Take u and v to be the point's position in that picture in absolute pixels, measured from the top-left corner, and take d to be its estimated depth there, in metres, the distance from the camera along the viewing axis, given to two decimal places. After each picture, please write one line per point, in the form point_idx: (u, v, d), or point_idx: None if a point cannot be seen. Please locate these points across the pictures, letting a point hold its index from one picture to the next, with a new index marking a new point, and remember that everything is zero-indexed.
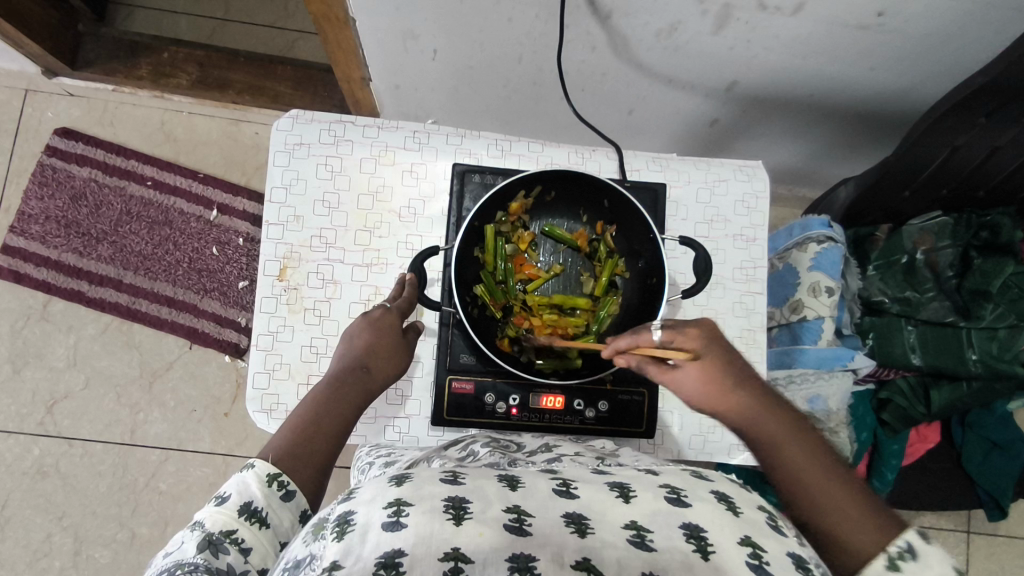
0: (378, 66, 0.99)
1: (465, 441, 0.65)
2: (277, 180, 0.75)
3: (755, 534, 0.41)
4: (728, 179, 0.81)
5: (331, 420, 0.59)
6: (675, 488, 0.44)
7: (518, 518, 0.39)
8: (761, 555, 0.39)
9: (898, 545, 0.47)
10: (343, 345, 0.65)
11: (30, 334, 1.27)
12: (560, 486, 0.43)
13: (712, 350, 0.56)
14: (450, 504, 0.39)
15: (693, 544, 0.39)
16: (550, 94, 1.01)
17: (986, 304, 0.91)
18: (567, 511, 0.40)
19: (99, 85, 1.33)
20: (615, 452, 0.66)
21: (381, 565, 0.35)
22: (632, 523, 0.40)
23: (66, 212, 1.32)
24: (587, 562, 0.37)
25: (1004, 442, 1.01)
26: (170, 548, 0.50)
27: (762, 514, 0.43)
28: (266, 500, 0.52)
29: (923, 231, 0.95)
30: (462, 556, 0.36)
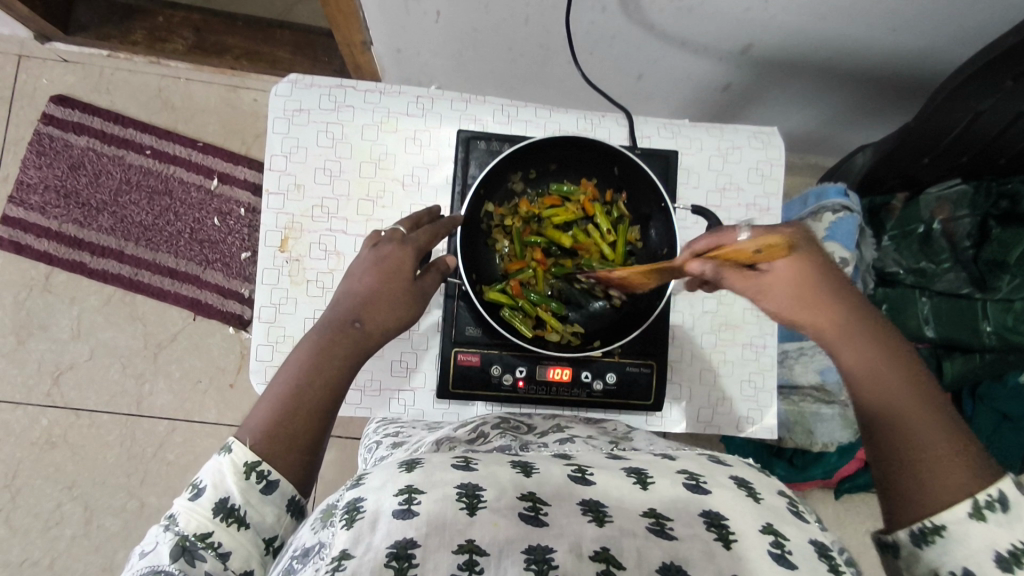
0: (379, 28, 0.95)
1: (474, 424, 0.64)
2: (277, 147, 0.73)
3: (776, 522, 0.40)
4: (742, 146, 0.78)
5: (320, 389, 0.55)
6: (693, 473, 0.43)
7: (533, 507, 0.39)
8: (784, 543, 0.38)
9: (990, 493, 0.43)
10: (346, 289, 0.61)
11: (33, 305, 1.27)
12: (575, 473, 0.42)
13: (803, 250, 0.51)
14: (463, 492, 0.38)
15: (714, 532, 0.38)
16: (558, 57, 0.98)
17: (1002, 275, 0.88)
18: (583, 498, 0.40)
19: (94, 51, 1.30)
20: (627, 434, 0.64)
21: (393, 556, 0.34)
22: (651, 511, 0.40)
23: (65, 182, 1.30)
24: (605, 553, 0.36)
25: (1015, 414, 0.98)
26: (144, 546, 0.48)
27: (783, 500, 0.43)
28: (244, 496, 0.50)
29: (941, 200, 0.92)
30: (476, 549, 0.35)
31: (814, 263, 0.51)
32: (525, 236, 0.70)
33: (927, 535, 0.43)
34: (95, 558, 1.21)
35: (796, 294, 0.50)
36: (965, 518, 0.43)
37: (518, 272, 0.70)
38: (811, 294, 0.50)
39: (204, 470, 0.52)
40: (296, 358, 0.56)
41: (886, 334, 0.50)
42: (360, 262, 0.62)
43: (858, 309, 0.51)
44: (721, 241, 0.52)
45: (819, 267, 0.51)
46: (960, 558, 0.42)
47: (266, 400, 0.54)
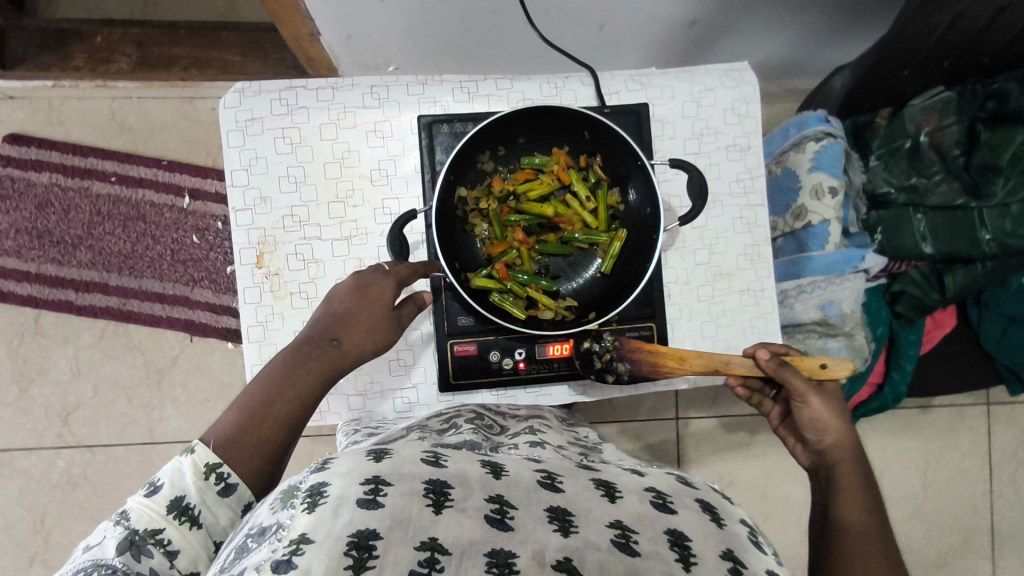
0: (322, 17, 0.92)
1: (450, 415, 0.64)
2: (235, 162, 0.70)
3: (737, 549, 0.47)
4: (715, 87, 0.75)
5: (288, 403, 0.58)
6: (661, 493, 0.51)
7: (501, 510, 0.43)
8: (742, 570, 0.45)
9: None
10: (325, 305, 0.63)
11: (28, 351, 1.26)
12: (545, 480, 0.48)
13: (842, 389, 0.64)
14: (430, 488, 0.42)
15: (677, 552, 0.44)
16: (513, 19, 0.95)
17: (996, 179, 0.85)
18: (551, 505, 0.45)
19: (39, 83, 1.25)
20: (597, 445, 0.67)
21: (353, 545, 0.37)
22: (618, 524, 0.45)
23: (35, 222, 1.27)
24: (567, 563, 0.40)
25: (1020, 315, 0.96)
26: (96, 537, 0.51)
27: (744, 529, 0.52)
28: (199, 496, 0.53)
29: (926, 109, 0.89)
30: (438, 547, 0.38)
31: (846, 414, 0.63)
32: (504, 214, 0.68)
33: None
34: None
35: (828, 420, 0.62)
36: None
37: (501, 252, 0.68)
38: (838, 425, 0.61)
39: (163, 470, 0.55)
40: (271, 370, 0.59)
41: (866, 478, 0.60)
42: (340, 287, 0.63)
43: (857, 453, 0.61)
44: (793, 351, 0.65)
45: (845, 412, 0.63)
46: None
47: (235, 405, 0.58)
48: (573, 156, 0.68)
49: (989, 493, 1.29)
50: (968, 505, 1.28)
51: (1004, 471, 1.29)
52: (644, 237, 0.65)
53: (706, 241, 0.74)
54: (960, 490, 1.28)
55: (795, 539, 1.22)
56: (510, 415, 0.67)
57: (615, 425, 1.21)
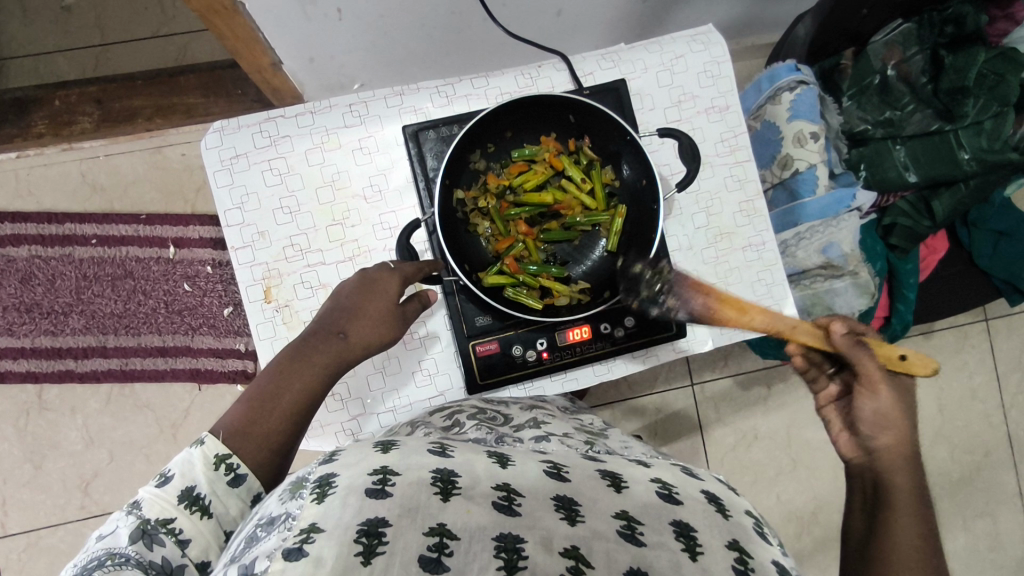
0: (282, 45, 0.91)
1: (452, 410, 0.64)
2: (227, 201, 0.70)
3: (742, 540, 0.47)
4: (685, 53, 0.76)
5: (297, 395, 0.58)
6: (666, 484, 0.51)
7: (508, 498, 0.43)
8: (747, 561, 0.44)
9: None
10: (332, 300, 0.63)
11: (36, 427, 1.24)
12: (551, 470, 0.49)
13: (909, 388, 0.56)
14: (438, 477, 0.43)
15: (683, 543, 0.44)
16: (472, 18, 0.95)
17: (967, 100, 0.88)
18: (557, 495, 0.45)
19: (3, 156, 1.23)
20: (602, 431, 0.66)
21: (364, 532, 0.37)
22: (624, 515, 0.45)
23: (22, 297, 1.25)
24: (574, 551, 0.40)
25: (1008, 229, 1.00)
26: (106, 528, 0.48)
27: (749, 520, 0.51)
28: (210, 486, 0.51)
29: (888, 44, 0.91)
30: (446, 532, 0.39)
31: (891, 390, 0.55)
32: (505, 208, 0.69)
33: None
34: None
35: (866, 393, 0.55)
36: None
37: (508, 246, 0.68)
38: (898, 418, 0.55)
39: (175, 461, 0.53)
40: (277, 362, 0.59)
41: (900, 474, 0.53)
42: (347, 283, 0.63)
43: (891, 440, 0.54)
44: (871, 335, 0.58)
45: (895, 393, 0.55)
46: None
47: (244, 397, 0.58)
48: (562, 142, 0.68)
49: (1002, 406, 1.32)
50: (984, 421, 1.31)
51: (1012, 381, 1.32)
52: (646, 210, 0.66)
53: (701, 204, 0.75)
54: (974, 407, 1.31)
55: (825, 482, 1.24)
56: (515, 405, 0.67)
57: (633, 401, 1.22)
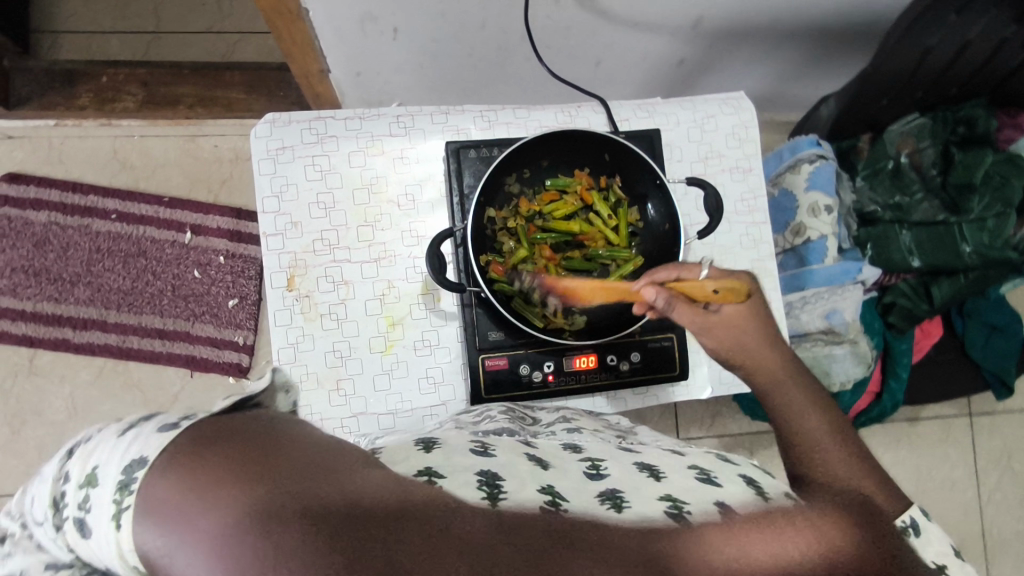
0: (336, 55, 0.96)
1: (481, 410, 0.65)
2: (266, 189, 0.72)
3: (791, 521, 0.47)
4: (716, 114, 0.81)
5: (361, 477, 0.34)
6: (705, 469, 0.51)
7: (553, 502, 0.41)
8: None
9: (906, 523, 0.61)
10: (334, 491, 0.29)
11: (22, 391, 1.23)
12: (590, 470, 0.48)
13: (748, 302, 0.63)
14: (483, 479, 0.43)
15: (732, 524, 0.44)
16: (518, 55, 1.01)
17: (972, 196, 0.92)
18: (599, 490, 0.44)
19: (41, 122, 1.26)
20: (630, 429, 0.67)
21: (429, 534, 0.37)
22: (668, 496, 0.44)
23: (32, 260, 1.26)
24: None
25: (1002, 323, 1.05)
26: (77, 444, 0.37)
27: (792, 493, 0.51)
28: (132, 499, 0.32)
29: (903, 134, 0.96)
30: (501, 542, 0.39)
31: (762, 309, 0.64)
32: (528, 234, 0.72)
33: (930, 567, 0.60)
34: None
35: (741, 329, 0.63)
36: (888, 535, 0.60)
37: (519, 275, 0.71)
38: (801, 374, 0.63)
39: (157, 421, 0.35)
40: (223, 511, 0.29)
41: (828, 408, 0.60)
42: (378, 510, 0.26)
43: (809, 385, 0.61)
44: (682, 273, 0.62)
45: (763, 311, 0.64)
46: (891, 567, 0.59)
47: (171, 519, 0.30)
48: (594, 179, 0.71)
49: (978, 501, 1.33)
50: (959, 514, 1.32)
51: (990, 477, 1.34)
52: (666, 250, 0.69)
53: (715, 257, 0.79)
54: (951, 499, 1.33)
55: None
56: (541, 409, 0.69)
57: None
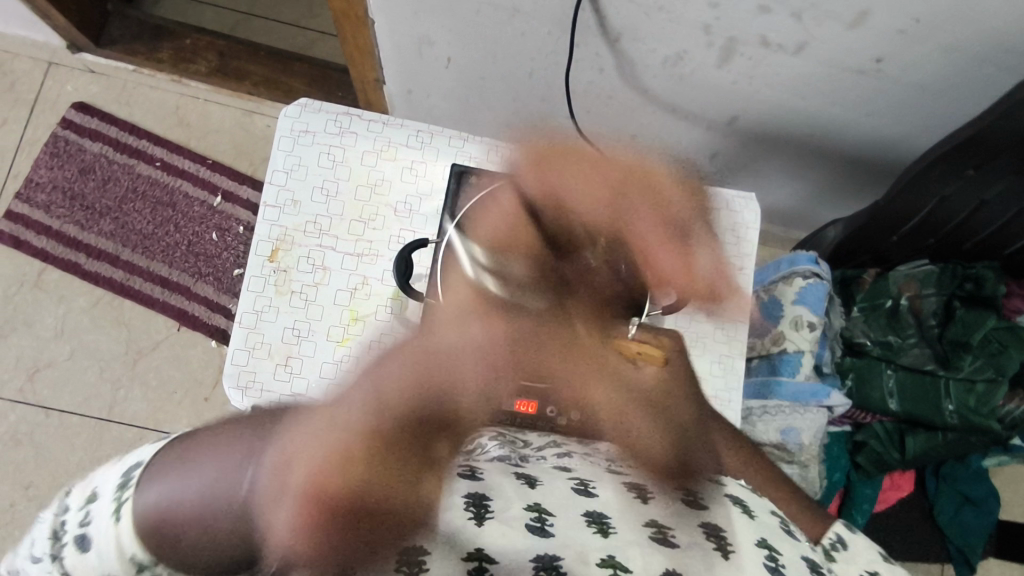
0: (391, 69, 1.02)
1: (476, 434, 0.67)
2: (279, 163, 0.77)
3: (769, 543, 0.55)
4: (721, 207, 0.82)
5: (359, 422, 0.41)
6: (660, 526, 0.51)
7: (540, 518, 0.47)
8: (777, 558, 0.54)
9: None
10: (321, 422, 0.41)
11: (21, 300, 1.28)
12: (579, 487, 0.52)
13: (668, 363, 0.69)
14: (471, 501, 0.45)
15: (714, 544, 0.51)
16: (557, 112, 1.05)
17: (966, 355, 0.91)
18: (588, 509, 0.49)
19: (121, 64, 1.36)
20: (614, 453, 0.68)
21: (404, 562, 0.40)
22: (654, 522, 0.50)
23: (72, 184, 1.34)
24: (612, 559, 0.46)
25: (975, 497, 1.02)
26: None
27: (764, 552, 0.53)
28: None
29: (909, 277, 0.95)
30: (485, 556, 0.43)
31: (678, 367, 0.70)
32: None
33: None
34: None
35: (662, 389, 0.66)
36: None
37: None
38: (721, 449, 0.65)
39: None
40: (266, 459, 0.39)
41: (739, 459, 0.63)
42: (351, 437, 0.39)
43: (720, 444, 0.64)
44: (618, 332, 0.67)
45: (672, 370, 0.69)
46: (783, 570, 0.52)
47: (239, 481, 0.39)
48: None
49: None
50: None
51: None
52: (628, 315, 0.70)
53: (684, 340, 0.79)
54: None
55: None
56: (530, 435, 0.68)
57: None
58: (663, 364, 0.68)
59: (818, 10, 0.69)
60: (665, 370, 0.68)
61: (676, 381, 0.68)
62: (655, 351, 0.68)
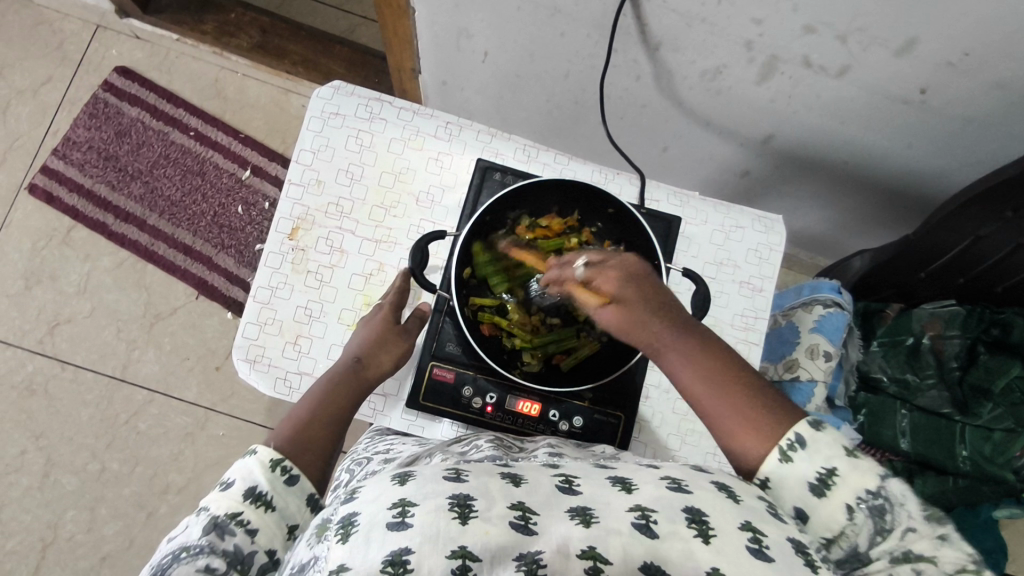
0: (427, 60, 1.02)
1: (469, 439, 0.64)
2: (307, 143, 0.77)
3: (755, 520, 0.42)
4: (746, 227, 0.81)
5: (360, 364, 0.65)
6: (675, 478, 0.46)
7: (523, 516, 0.41)
8: (762, 539, 0.41)
9: (789, 437, 0.48)
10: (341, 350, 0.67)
11: (48, 254, 1.30)
12: (562, 483, 0.45)
13: (628, 286, 0.56)
14: (455, 501, 0.41)
15: (695, 528, 0.41)
16: (590, 116, 1.04)
17: (985, 403, 0.90)
18: (571, 504, 0.43)
19: (165, 33, 1.38)
20: (614, 453, 0.63)
21: (388, 562, 0.37)
22: (637, 507, 0.42)
23: (108, 146, 1.36)
24: (592, 550, 0.39)
25: (982, 548, 0.99)
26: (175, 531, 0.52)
27: (763, 501, 0.45)
28: (270, 485, 0.54)
29: (933, 316, 0.92)
30: (469, 555, 0.38)
31: (647, 278, 0.57)
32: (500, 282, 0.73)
33: (824, 480, 0.47)
34: (43, 514, 1.20)
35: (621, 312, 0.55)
36: (776, 465, 0.48)
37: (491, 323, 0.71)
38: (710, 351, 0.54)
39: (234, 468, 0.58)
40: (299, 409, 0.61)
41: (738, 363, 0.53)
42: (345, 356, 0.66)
43: (701, 352, 0.53)
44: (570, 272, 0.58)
45: (650, 286, 0.56)
46: (789, 501, 0.47)
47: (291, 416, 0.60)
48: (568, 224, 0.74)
49: None
50: None
51: None
52: None
53: None
54: None
55: None
56: (530, 438, 0.68)
57: None
58: (635, 281, 0.56)
59: (866, 35, 0.67)
60: (638, 289, 0.56)
61: (661, 294, 0.56)
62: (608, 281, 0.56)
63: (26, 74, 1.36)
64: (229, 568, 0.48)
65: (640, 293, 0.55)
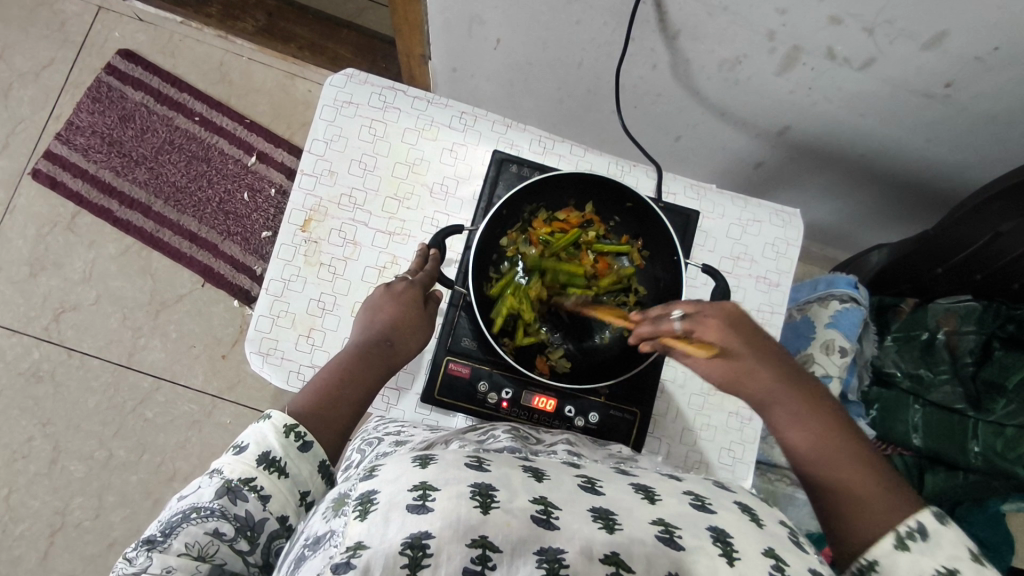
0: (438, 46, 1.01)
1: (485, 428, 0.64)
2: (319, 132, 0.76)
3: (777, 547, 0.42)
4: (763, 221, 0.80)
5: (390, 348, 0.64)
6: (699, 496, 0.46)
7: (546, 510, 0.40)
8: (784, 569, 0.40)
9: (912, 526, 0.50)
10: (366, 317, 0.66)
11: (53, 241, 1.29)
12: (585, 483, 0.44)
13: (732, 334, 0.58)
14: (476, 490, 0.39)
15: (719, 547, 0.40)
16: (603, 105, 1.02)
17: (998, 398, 0.88)
18: (593, 504, 0.41)
19: (169, 16, 1.37)
20: (630, 458, 0.62)
21: (409, 545, 0.35)
22: (660, 521, 0.41)
23: (112, 130, 1.34)
24: (615, 557, 0.38)
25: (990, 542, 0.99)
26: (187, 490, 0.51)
27: (784, 529, 0.45)
28: (283, 451, 0.53)
29: (948, 311, 0.92)
30: (489, 544, 0.36)
31: (745, 323, 0.60)
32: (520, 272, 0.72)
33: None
34: (51, 501, 1.20)
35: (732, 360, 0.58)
36: (888, 551, 0.49)
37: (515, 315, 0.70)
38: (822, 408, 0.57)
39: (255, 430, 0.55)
40: (319, 382, 0.60)
41: (852, 430, 0.56)
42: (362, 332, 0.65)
43: (829, 412, 0.56)
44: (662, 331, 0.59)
45: (754, 333, 0.59)
46: None
47: (313, 385, 0.59)
48: (590, 212, 0.72)
49: None
50: None
51: None
52: None
53: None
54: None
55: None
56: (546, 431, 0.67)
57: None
58: (737, 328, 0.58)
59: (893, 27, 0.66)
60: (741, 336, 0.58)
61: (762, 344, 0.59)
62: (707, 328, 0.58)
63: (27, 57, 1.34)
64: (236, 535, 0.49)
65: (744, 343, 0.58)
